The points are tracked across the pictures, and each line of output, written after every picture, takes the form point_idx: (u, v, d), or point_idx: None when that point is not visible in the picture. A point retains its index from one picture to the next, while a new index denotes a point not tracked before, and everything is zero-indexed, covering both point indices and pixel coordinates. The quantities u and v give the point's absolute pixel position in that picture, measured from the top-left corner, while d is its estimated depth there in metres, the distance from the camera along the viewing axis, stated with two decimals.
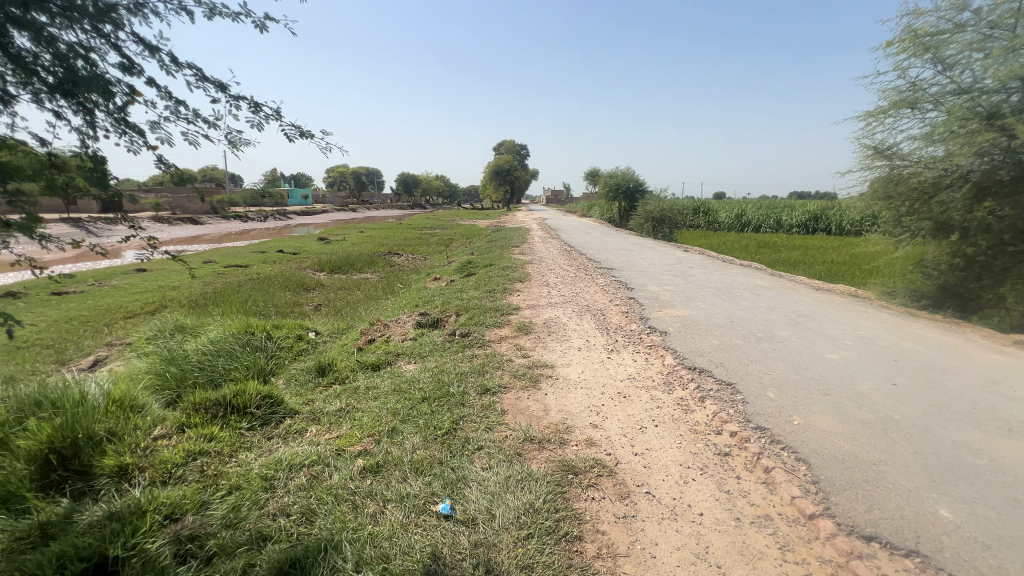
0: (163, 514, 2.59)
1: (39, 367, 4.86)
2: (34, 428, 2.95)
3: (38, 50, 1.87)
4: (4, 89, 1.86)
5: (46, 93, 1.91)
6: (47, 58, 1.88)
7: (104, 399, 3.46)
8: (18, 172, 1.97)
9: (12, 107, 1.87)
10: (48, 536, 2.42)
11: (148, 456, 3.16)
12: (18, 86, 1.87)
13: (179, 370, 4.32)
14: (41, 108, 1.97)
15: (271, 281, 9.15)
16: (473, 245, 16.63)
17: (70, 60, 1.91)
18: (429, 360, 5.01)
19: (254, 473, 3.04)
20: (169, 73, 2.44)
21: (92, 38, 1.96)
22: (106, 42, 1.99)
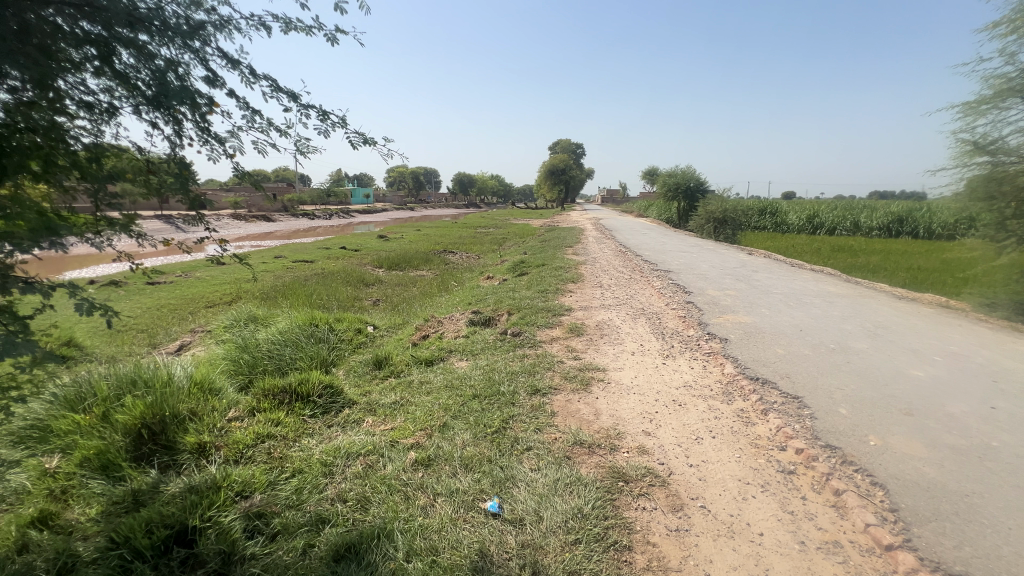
0: (235, 490, 2.80)
1: (135, 349, 5.41)
2: (130, 404, 3.28)
3: (140, 66, 2.05)
4: (110, 102, 2.06)
5: (144, 105, 2.09)
6: (146, 73, 2.05)
7: (187, 381, 3.80)
8: (121, 176, 2.19)
9: (115, 118, 2.06)
10: (139, 503, 2.68)
11: (223, 436, 3.43)
12: (121, 99, 2.07)
13: (251, 357, 4.65)
14: (139, 120, 2.16)
15: (335, 277, 9.65)
16: (526, 244, 16.69)
17: (164, 74, 2.07)
18: (480, 358, 5.07)
19: (315, 459, 3.21)
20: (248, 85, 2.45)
21: (182, 53, 2.12)
22: (194, 56, 2.14)
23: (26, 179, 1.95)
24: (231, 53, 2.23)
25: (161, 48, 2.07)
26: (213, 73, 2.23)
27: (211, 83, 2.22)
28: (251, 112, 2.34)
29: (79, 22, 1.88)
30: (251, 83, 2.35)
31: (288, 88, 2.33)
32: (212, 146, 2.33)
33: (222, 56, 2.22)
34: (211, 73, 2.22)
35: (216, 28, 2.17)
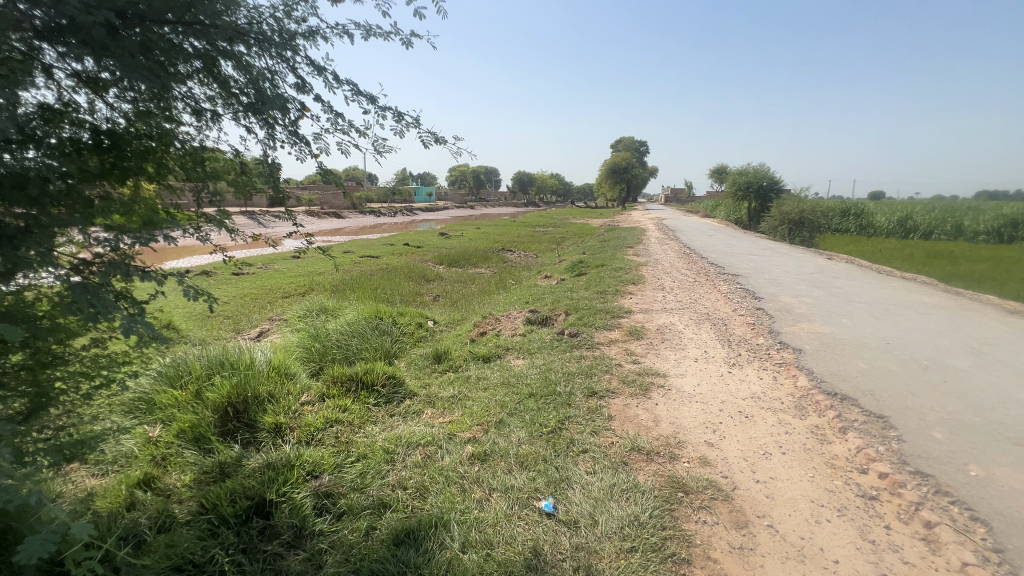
0: (307, 470, 3.00)
1: (222, 333, 5.94)
2: (220, 384, 3.62)
3: (240, 76, 2.24)
4: (214, 109, 2.28)
5: (242, 111, 2.29)
6: (244, 82, 2.24)
7: (267, 365, 4.12)
8: (219, 176, 2.41)
9: (217, 123, 2.28)
10: (225, 474, 2.96)
11: (297, 418, 3.69)
12: (223, 107, 2.28)
13: (322, 346, 4.95)
14: (238, 125, 2.37)
15: (398, 272, 10.06)
16: (585, 244, 16.50)
17: (260, 82, 2.25)
18: (536, 357, 5.09)
19: (378, 445, 3.38)
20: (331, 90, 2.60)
21: (276, 63, 2.29)
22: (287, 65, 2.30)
23: (142, 178, 2.21)
24: (318, 61, 2.37)
25: (258, 58, 2.24)
26: (302, 81, 2.39)
27: (300, 90, 2.38)
28: (335, 115, 2.48)
29: (190, 38, 2.07)
30: (334, 89, 2.48)
31: (368, 92, 2.44)
32: (298, 148, 2.50)
33: (309, 64, 2.37)
34: (300, 80, 2.38)
35: (305, 38, 2.33)
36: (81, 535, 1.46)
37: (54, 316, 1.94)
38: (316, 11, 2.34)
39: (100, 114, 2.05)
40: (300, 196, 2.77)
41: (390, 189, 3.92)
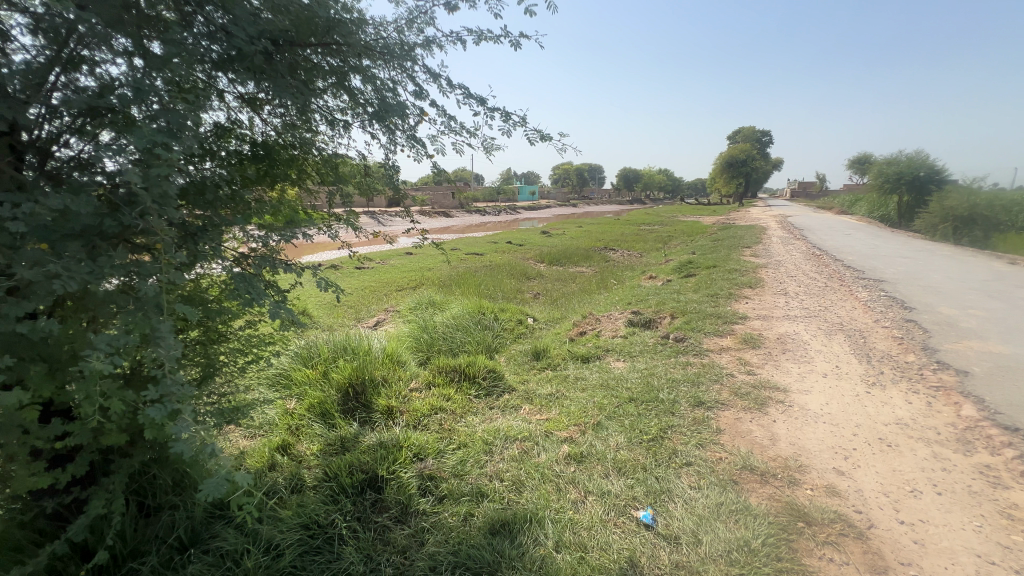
0: (414, 452, 3.23)
1: (346, 321, 6.63)
2: (343, 367, 4.05)
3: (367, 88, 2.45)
4: (344, 119, 2.53)
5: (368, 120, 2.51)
6: (370, 93, 2.43)
7: (382, 352, 4.50)
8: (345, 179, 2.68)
9: (347, 132, 2.52)
10: (345, 448, 3.31)
11: (406, 402, 3.98)
12: (352, 117, 2.51)
13: (429, 337, 5.26)
14: (364, 132, 2.59)
15: (501, 269, 10.36)
16: (694, 243, 15.50)
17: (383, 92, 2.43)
18: (638, 361, 4.90)
19: (477, 436, 3.51)
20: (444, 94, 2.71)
21: (397, 73, 2.46)
22: (406, 75, 2.46)
23: (287, 181, 2.53)
24: (433, 69, 2.50)
25: (382, 71, 2.43)
26: (420, 88, 2.54)
27: (418, 97, 2.53)
28: (448, 119, 2.59)
29: (327, 57, 2.31)
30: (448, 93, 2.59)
31: (478, 93, 2.50)
32: (415, 151, 2.66)
33: (426, 72, 2.50)
34: (418, 88, 2.53)
35: (423, 47, 2.47)
36: (242, 482, 1.55)
37: (221, 300, 2.31)
38: (433, 22, 2.47)
39: (258, 128, 2.39)
40: (413, 198, 2.97)
41: (495, 189, 4.04)
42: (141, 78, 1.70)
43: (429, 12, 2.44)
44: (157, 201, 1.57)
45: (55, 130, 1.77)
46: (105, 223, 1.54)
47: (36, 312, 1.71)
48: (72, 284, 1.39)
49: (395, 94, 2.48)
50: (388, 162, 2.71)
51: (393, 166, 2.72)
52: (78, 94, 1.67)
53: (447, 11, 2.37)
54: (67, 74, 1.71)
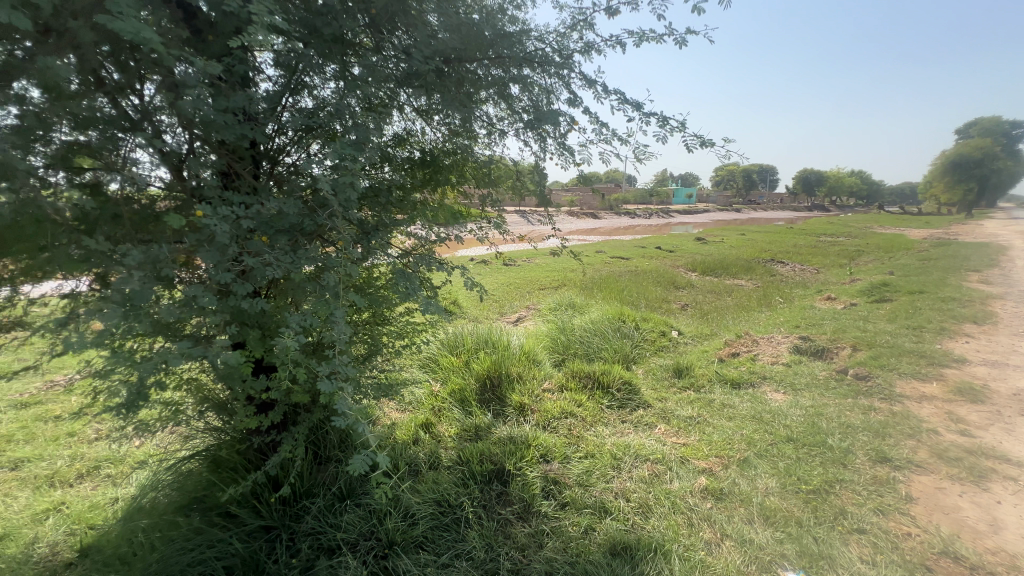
0: (541, 453, 3.28)
1: (491, 315, 7.05)
2: (483, 359, 4.31)
3: (523, 96, 2.52)
4: (501, 127, 2.63)
5: (522, 127, 2.57)
6: (525, 101, 2.51)
7: (519, 350, 4.64)
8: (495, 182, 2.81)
9: (502, 139, 2.62)
10: (478, 436, 3.53)
11: (538, 401, 4.07)
12: (507, 124, 2.60)
13: (566, 338, 5.28)
14: (517, 139, 2.67)
15: (647, 276, 9.90)
16: (893, 261, 12.78)
17: (537, 100, 2.49)
18: (801, 396, 4.23)
19: (605, 448, 3.41)
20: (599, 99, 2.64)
21: (553, 81, 2.50)
22: (562, 82, 2.48)
23: (447, 185, 2.77)
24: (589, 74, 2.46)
25: (540, 78, 2.48)
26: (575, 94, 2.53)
27: (572, 104, 2.52)
28: (600, 126, 2.53)
29: (491, 68, 2.44)
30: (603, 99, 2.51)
31: (634, 97, 2.38)
32: (565, 157, 2.66)
33: (582, 78, 2.48)
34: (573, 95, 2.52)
35: (580, 53, 2.46)
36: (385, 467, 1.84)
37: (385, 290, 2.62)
38: (594, 26, 2.44)
39: (427, 137, 2.65)
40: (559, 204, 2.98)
41: (646, 191, 3.85)
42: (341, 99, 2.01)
43: (591, 16, 2.41)
44: (343, 204, 1.85)
45: (281, 142, 2.20)
46: (304, 222, 1.85)
47: (256, 288, 2.15)
48: (278, 271, 1.71)
49: (550, 102, 2.52)
50: (538, 167, 2.76)
51: (543, 171, 2.76)
52: (297, 113, 2.05)
53: (608, 15, 2.32)
54: (292, 96, 2.11)
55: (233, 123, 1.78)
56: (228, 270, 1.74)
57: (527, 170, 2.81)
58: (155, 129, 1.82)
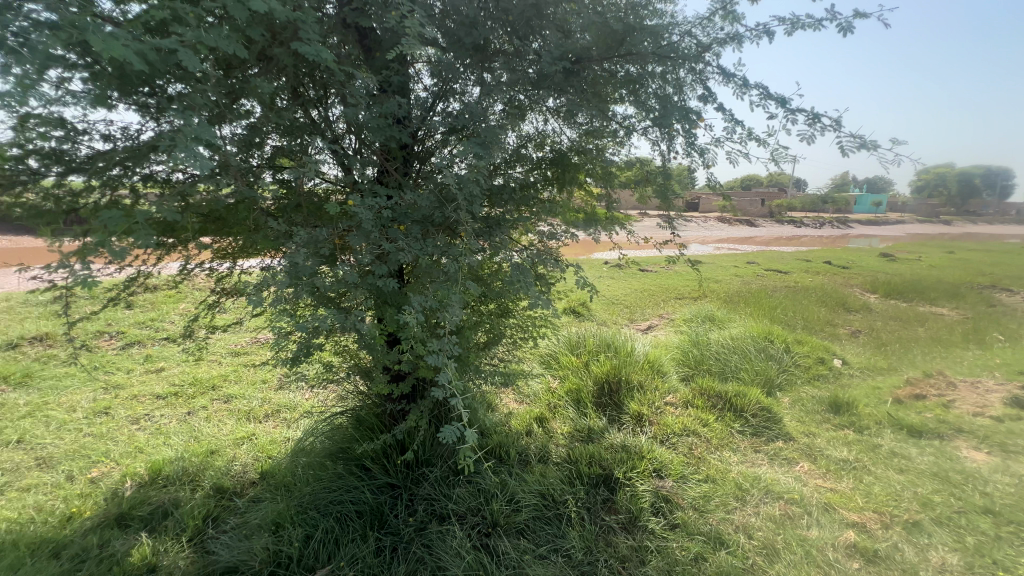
0: (654, 467, 3.11)
1: (619, 320, 6.90)
2: (603, 362, 4.23)
3: (656, 94, 2.46)
4: (630, 125, 2.58)
5: (651, 126, 2.49)
6: (656, 99, 2.44)
7: (643, 357, 4.41)
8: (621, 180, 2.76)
9: (630, 137, 2.56)
10: (590, 438, 3.50)
11: (658, 413, 3.87)
12: (637, 122, 2.55)
13: (700, 354, 4.81)
14: (646, 139, 2.59)
15: (808, 293, 8.63)
16: None
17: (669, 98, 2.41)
18: (1014, 460, 3.30)
19: (730, 475, 3.09)
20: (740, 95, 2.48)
21: (686, 76, 2.45)
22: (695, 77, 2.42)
23: (574, 184, 2.80)
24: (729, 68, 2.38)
25: (675, 74, 2.42)
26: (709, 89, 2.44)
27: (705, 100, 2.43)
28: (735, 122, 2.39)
29: (626, 65, 2.43)
30: (742, 94, 2.42)
31: (779, 93, 2.23)
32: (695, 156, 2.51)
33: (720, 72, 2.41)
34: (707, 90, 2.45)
35: (719, 46, 2.38)
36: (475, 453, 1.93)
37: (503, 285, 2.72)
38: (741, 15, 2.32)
39: (563, 136, 2.67)
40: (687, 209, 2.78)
41: (817, 197, 3.36)
42: (477, 101, 2.17)
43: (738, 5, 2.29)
44: (467, 199, 2.01)
45: (430, 143, 2.46)
46: (435, 214, 2.06)
47: (397, 271, 2.44)
48: (408, 256, 1.94)
49: (681, 97, 2.47)
50: (665, 167, 2.63)
51: (671, 171, 2.64)
52: (442, 116, 2.26)
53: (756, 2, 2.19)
54: (439, 102, 2.34)
55: (384, 126, 2.10)
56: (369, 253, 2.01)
57: (655, 170, 2.69)
58: (333, 135, 2.23)
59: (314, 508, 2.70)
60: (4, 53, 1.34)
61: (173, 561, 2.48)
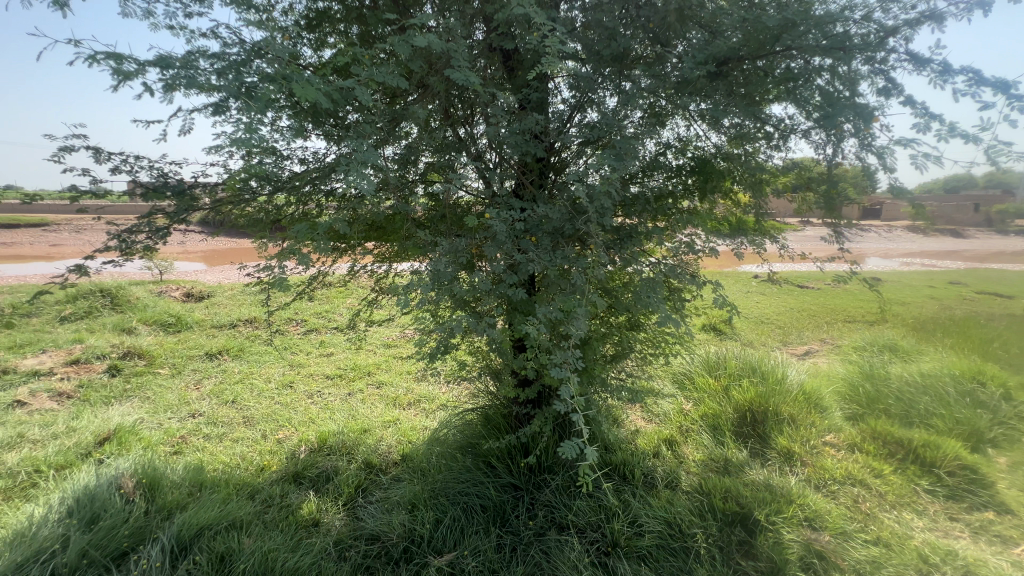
0: (806, 515, 2.71)
1: (769, 342, 6.15)
2: (746, 387, 3.79)
3: (821, 90, 2.18)
4: (786, 127, 2.31)
5: (814, 126, 2.21)
6: (821, 95, 2.17)
7: (797, 387, 3.82)
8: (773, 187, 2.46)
9: (786, 141, 2.29)
10: (727, 470, 3.17)
11: (814, 454, 3.35)
12: (796, 123, 2.28)
13: (875, 390, 3.86)
14: (806, 142, 2.29)
15: None
16: None
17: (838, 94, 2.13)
18: None
19: (911, 543, 2.54)
20: (936, 85, 2.12)
21: (862, 68, 2.16)
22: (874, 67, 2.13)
23: (718, 192, 2.58)
24: (921, 54, 2.08)
25: (848, 66, 2.14)
26: (894, 80, 2.14)
27: (886, 94, 2.14)
28: (929, 116, 2.07)
29: (785, 62, 2.22)
30: (942, 82, 2.09)
31: (997, 77, 1.90)
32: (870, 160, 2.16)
33: (908, 59, 2.10)
34: (891, 81, 2.14)
35: (909, 28, 2.06)
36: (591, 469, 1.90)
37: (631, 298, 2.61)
38: None
39: (709, 141, 2.48)
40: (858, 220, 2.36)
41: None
42: (615, 112, 2.13)
43: None
44: (598, 212, 2.01)
45: (566, 155, 2.48)
46: (565, 226, 2.09)
47: (528, 279, 2.52)
48: (537, 267, 2.00)
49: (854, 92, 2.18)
50: (831, 173, 2.30)
51: (838, 176, 2.30)
52: (579, 128, 2.27)
53: None
54: (575, 115, 2.37)
55: (521, 142, 2.19)
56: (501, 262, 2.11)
57: (818, 176, 2.37)
58: (475, 148, 2.38)
59: (444, 495, 2.91)
60: (239, 101, 1.71)
61: (332, 520, 2.89)
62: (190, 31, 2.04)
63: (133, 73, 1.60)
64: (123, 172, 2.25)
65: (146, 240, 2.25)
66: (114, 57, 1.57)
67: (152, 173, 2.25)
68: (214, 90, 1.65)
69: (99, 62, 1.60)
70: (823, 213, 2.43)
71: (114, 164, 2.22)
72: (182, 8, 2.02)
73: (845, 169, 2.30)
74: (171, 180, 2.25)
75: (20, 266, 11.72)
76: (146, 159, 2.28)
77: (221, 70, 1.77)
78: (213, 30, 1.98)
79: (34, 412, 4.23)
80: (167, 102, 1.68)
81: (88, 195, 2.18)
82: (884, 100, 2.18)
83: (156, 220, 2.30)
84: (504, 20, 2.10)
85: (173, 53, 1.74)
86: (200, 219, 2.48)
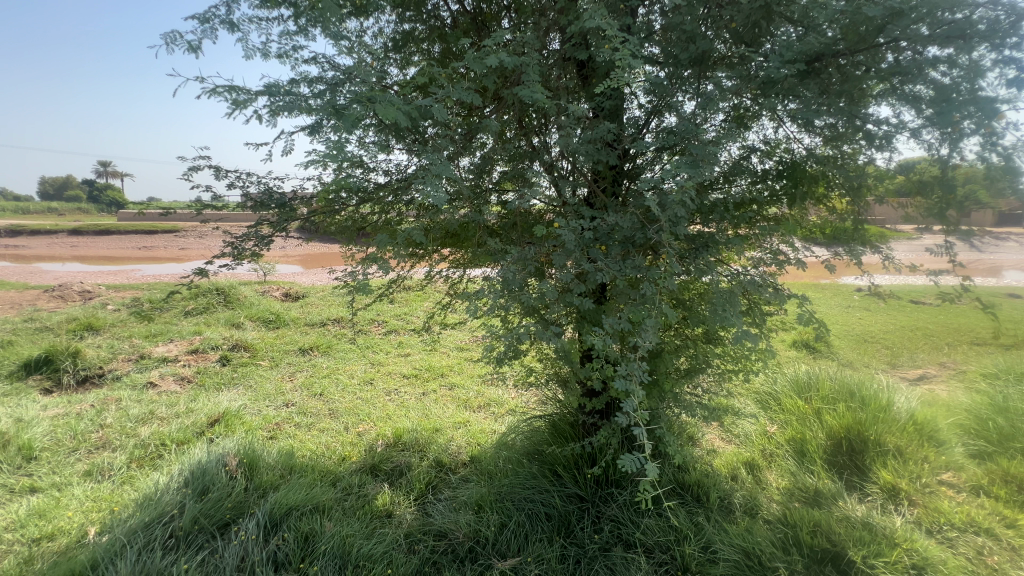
0: (913, 560, 2.38)
1: (873, 363, 5.53)
2: (841, 412, 3.43)
3: (929, 86, 1.95)
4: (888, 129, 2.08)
5: (922, 126, 1.98)
6: (930, 92, 1.94)
7: (906, 416, 3.37)
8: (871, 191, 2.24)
9: (888, 144, 2.06)
10: (818, 501, 2.89)
11: (927, 494, 2.95)
12: (898, 125, 2.06)
13: (1010, 426, 3.26)
14: (914, 144, 2.05)
15: None
16: None
17: (949, 89, 1.89)
18: None
19: None
20: None
21: (986, 58, 1.89)
22: (1001, 58, 1.85)
23: (810, 198, 2.40)
24: None
25: (965, 57, 1.89)
26: None
27: (1019, 86, 1.86)
28: None
29: (890, 57, 2.01)
30: None
31: None
32: (998, 162, 1.88)
33: None
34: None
35: None
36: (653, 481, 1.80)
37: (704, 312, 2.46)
38: None
39: (800, 143, 2.32)
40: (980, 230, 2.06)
41: None
42: (692, 116, 2.06)
43: None
44: (672, 221, 1.95)
45: (642, 160, 2.41)
46: (637, 234, 2.04)
47: (598, 287, 2.50)
48: (606, 276, 1.99)
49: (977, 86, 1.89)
50: (944, 177, 2.01)
51: (951, 181, 2.01)
52: (658, 133, 2.19)
53: None
54: (651, 121, 2.31)
55: (593, 150, 2.18)
56: (569, 271, 2.11)
57: (927, 182, 2.08)
58: (548, 157, 2.38)
59: (510, 499, 2.95)
60: (331, 120, 1.86)
61: (403, 513, 3.04)
62: (294, 59, 2.26)
63: (246, 102, 1.81)
64: (237, 187, 2.54)
65: (254, 247, 2.52)
66: (231, 89, 1.79)
67: (260, 188, 2.52)
68: (310, 112, 1.81)
69: (220, 94, 1.83)
70: (933, 224, 2.14)
71: (230, 180, 2.51)
72: (289, 42, 2.25)
73: (964, 171, 2.01)
74: (276, 194, 2.50)
75: (159, 267, 13.73)
76: (256, 175, 2.54)
77: (319, 93, 1.94)
78: (313, 57, 2.18)
79: (162, 393, 4.89)
80: (272, 125, 1.88)
81: (209, 206, 2.48)
82: (1017, 93, 1.88)
83: (261, 228, 2.57)
84: (578, 32, 2.13)
85: (278, 80, 1.93)
86: (298, 227, 2.74)
